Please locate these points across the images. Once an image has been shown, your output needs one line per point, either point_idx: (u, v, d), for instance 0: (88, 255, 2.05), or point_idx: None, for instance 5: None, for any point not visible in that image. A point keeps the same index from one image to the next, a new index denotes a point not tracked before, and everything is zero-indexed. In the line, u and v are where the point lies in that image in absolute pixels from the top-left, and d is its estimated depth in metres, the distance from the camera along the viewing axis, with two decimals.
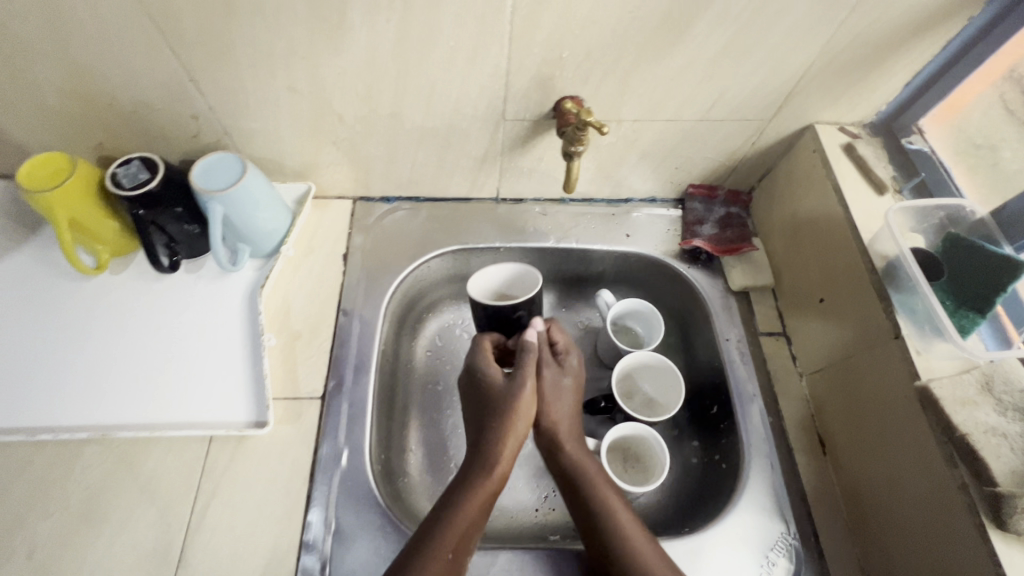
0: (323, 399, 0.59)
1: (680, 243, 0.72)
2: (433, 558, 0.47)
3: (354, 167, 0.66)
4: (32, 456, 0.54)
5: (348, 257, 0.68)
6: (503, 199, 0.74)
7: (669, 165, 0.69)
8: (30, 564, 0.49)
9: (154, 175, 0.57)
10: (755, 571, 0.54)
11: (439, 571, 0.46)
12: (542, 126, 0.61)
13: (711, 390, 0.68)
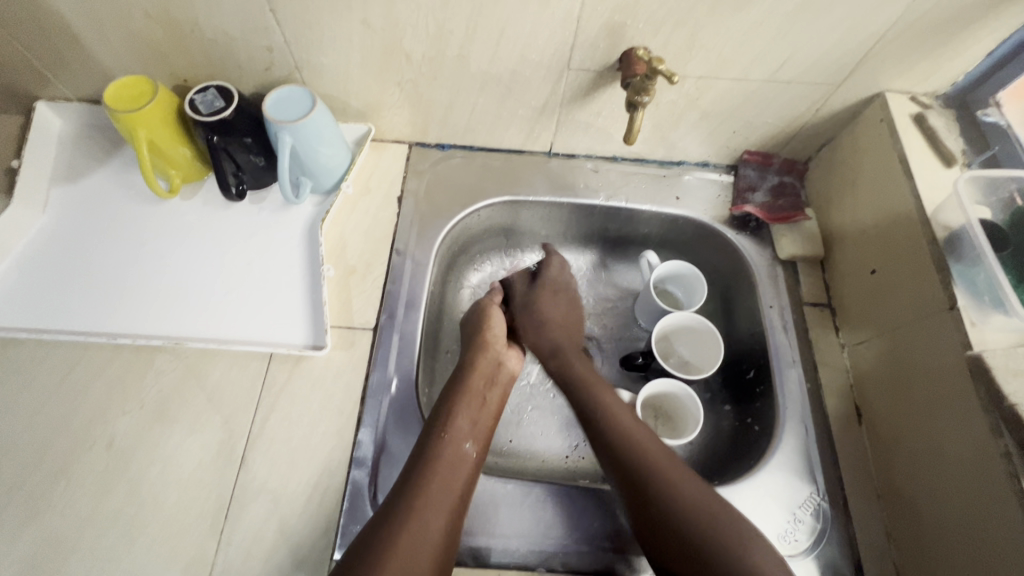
0: (375, 330, 0.62)
1: (730, 209, 0.72)
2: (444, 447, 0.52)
3: (414, 110, 0.68)
4: (111, 359, 0.58)
5: (403, 199, 0.70)
6: (556, 154, 0.74)
7: (727, 128, 0.69)
8: (110, 452, 0.54)
9: (229, 103, 0.59)
10: (781, 525, 0.55)
11: (450, 459, 0.52)
12: (605, 78, 0.61)
13: (749, 356, 0.69)
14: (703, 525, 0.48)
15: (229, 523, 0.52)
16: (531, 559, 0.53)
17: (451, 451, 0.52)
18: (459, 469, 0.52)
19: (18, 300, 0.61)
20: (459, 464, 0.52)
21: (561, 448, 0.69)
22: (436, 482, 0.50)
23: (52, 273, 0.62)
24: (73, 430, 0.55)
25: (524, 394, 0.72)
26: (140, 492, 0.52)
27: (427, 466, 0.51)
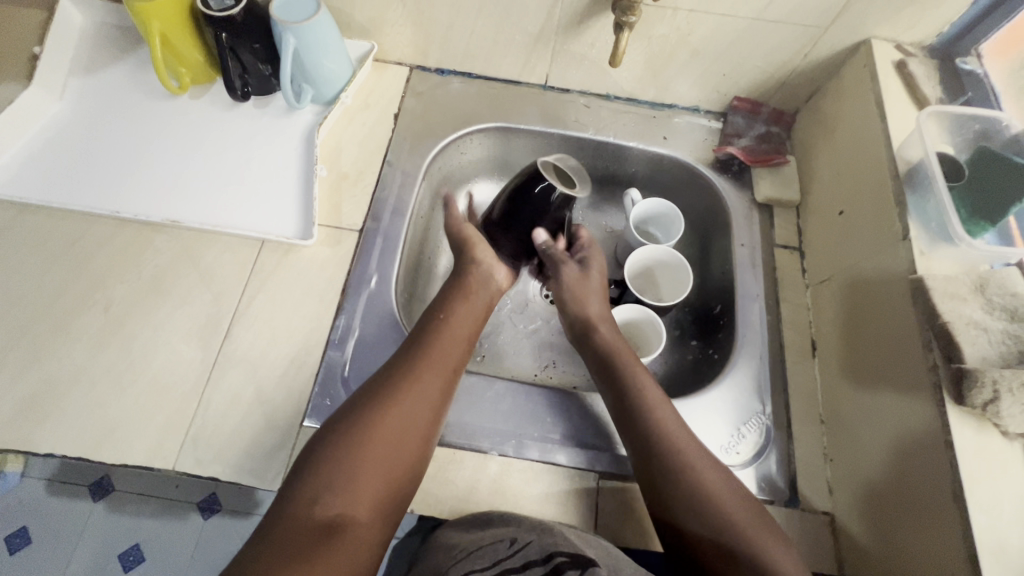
0: (361, 231, 0.65)
1: (714, 151, 0.74)
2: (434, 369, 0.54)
3: (416, 30, 0.70)
4: (115, 234, 0.63)
5: (399, 116, 0.73)
6: (551, 88, 0.77)
7: (717, 70, 0.71)
8: (107, 314, 0.58)
9: (239, 3, 0.62)
10: (724, 437, 0.59)
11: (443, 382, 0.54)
12: (599, 6, 0.63)
13: (717, 293, 0.72)
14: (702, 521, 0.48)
15: (210, 385, 0.56)
16: (487, 444, 0.56)
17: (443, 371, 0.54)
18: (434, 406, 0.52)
19: (32, 175, 0.65)
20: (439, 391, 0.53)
21: (531, 366, 0.73)
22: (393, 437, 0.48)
23: (65, 155, 0.66)
24: (74, 292, 0.59)
25: (501, 317, 0.75)
26: (131, 352, 0.57)
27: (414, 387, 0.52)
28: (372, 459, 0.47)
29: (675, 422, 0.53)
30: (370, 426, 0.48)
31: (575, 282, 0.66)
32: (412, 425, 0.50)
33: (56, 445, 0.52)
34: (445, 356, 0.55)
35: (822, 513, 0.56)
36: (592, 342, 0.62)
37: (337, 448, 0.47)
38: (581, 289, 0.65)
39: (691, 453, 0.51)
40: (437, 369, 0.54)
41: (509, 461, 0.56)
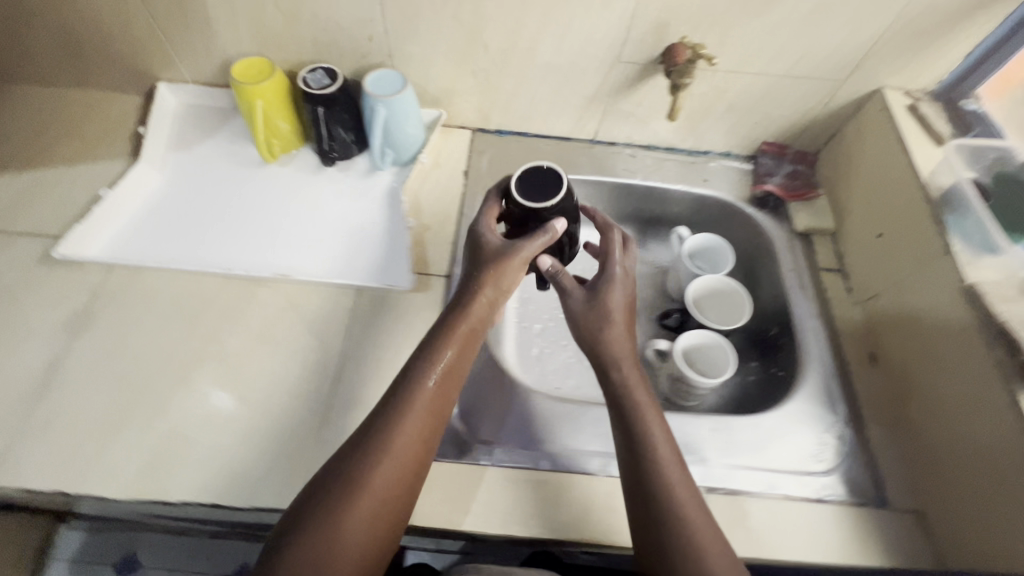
0: (448, 276, 0.71)
1: (752, 190, 0.83)
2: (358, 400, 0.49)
3: (482, 97, 0.79)
4: (221, 291, 0.67)
5: (468, 173, 0.81)
6: (599, 142, 0.86)
7: (748, 120, 0.80)
8: (223, 365, 0.62)
9: (335, 81, 0.71)
10: (807, 447, 0.63)
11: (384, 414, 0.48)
12: (649, 70, 0.73)
13: (772, 316, 0.78)
14: None
15: (328, 426, 0.59)
16: (592, 466, 0.60)
17: (421, 407, 0.48)
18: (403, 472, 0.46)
19: (144, 240, 0.70)
20: (397, 443, 0.46)
21: None
22: (357, 510, 0.44)
23: (171, 222, 0.72)
24: (190, 346, 0.63)
25: None
26: (250, 399, 0.60)
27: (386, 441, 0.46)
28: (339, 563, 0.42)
29: (677, 477, 0.48)
30: (340, 512, 0.43)
31: (577, 306, 0.57)
32: (381, 520, 0.45)
33: (188, 493, 0.54)
34: (425, 421, 0.48)
35: (912, 513, 0.59)
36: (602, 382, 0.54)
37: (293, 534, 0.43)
38: (603, 312, 0.55)
39: (692, 522, 0.46)
40: (416, 441, 0.47)
41: (615, 482, 0.59)
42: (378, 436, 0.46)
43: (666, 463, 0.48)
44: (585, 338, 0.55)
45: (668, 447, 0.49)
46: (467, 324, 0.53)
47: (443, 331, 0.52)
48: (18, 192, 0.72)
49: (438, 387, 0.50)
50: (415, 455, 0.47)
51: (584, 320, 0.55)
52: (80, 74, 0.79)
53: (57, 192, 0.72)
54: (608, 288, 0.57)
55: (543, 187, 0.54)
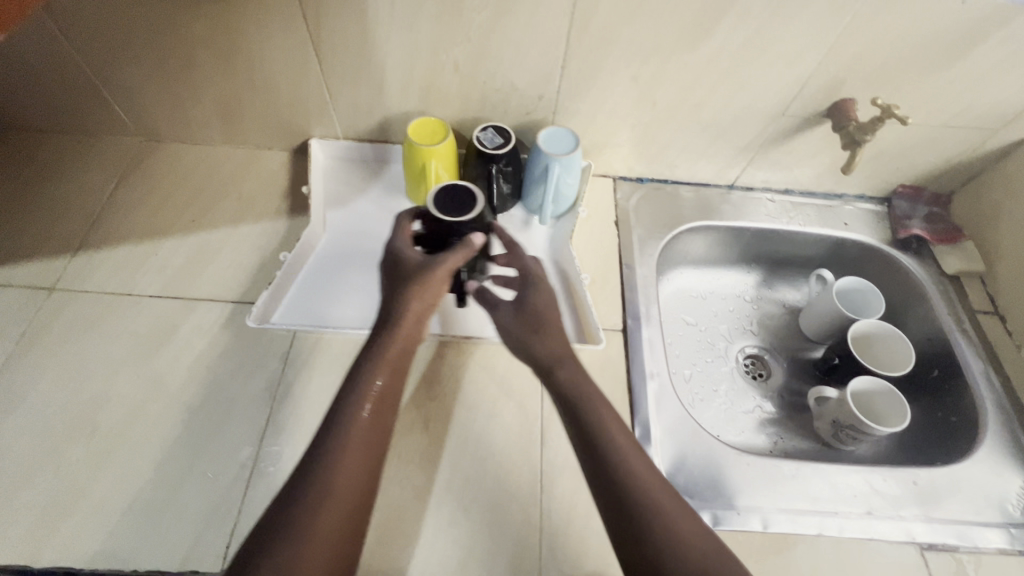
0: (624, 330, 0.70)
1: (895, 233, 0.84)
2: (355, 407, 0.47)
3: (633, 148, 0.80)
4: (408, 353, 0.66)
5: (619, 223, 0.81)
6: (736, 188, 0.88)
7: (891, 166, 0.82)
8: (427, 432, 0.61)
9: (508, 140, 0.71)
10: (1005, 497, 0.63)
11: (365, 419, 0.47)
12: (811, 122, 0.74)
13: (928, 359, 0.79)
14: None
15: (546, 494, 0.58)
16: (810, 528, 0.59)
17: (363, 417, 0.46)
18: (352, 479, 0.44)
19: (327, 304, 0.69)
20: (350, 446, 0.45)
21: (764, 443, 0.79)
22: (324, 513, 0.41)
23: (349, 284, 0.72)
24: None
25: (724, 401, 0.83)
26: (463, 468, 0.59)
27: (333, 440, 0.45)
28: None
29: (669, 501, 0.45)
30: (303, 511, 0.41)
31: (541, 304, 0.60)
32: (344, 535, 0.42)
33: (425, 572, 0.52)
34: (368, 445, 0.46)
35: None
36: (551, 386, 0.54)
37: (278, 528, 0.40)
38: (535, 320, 0.58)
39: (676, 543, 0.42)
40: (359, 468, 0.44)
41: (836, 542, 0.59)
42: (326, 458, 0.44)
43: (630, 464, 0.47)
44: (517, 347, 0.58)
45: (630, 441, 0.49)
46: (394, 350, 0.52)
47: (371, 358, 0.51)
48: (188, 255, 0.71)
49: (376, 413, 0.48)
50: (367, 460, 0.45)
51: (515, 333, 0.59)
52: (234, 131, 0.80)
53: (227, 255, 0.72)
54: (534, 292, 0.60)
55: (460, 205, 0.57)
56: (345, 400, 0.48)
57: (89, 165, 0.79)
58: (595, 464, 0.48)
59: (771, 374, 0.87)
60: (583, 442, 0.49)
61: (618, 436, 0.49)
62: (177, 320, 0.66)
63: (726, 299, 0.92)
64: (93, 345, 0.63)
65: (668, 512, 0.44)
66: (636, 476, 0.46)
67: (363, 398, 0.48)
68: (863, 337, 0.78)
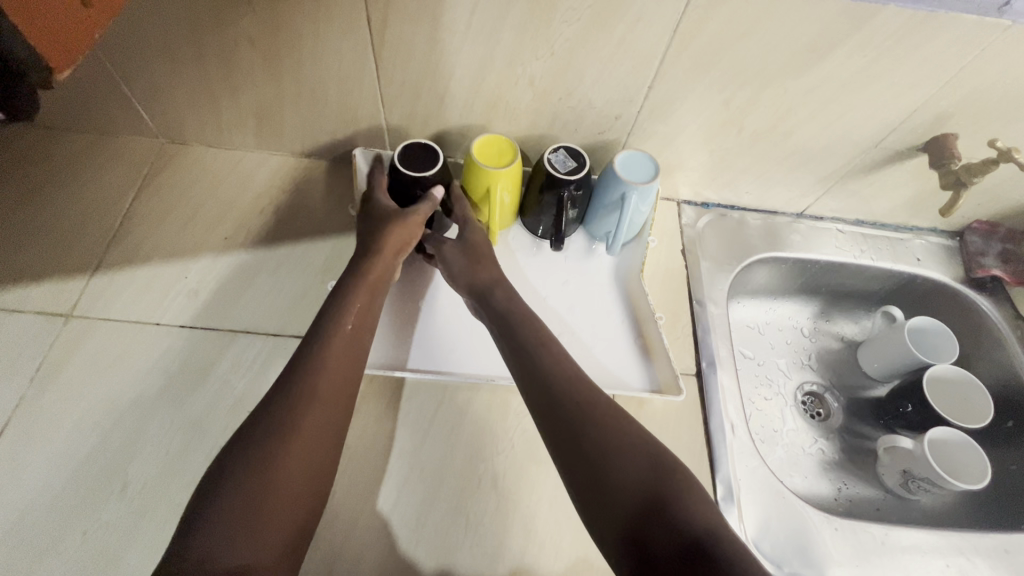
0: (699, 375, 0.66)
1: (969, 271, 0.80)
2: (337, 329, 0.51)
3: (706, 173, 0.75)
4: (471, 399, 0.62)
5: (686, 252, 0.76)
6: (804, 216, 0.83)
7: (973, 202, 0.77)
8: (497, 490, 0.57)
9: (580, 163, 0.64)
10: None
11: (341, 338, 0.50)
12: (903, 155, 0.69)
13: (1000, 407, 0.76)
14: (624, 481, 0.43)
15: None
16: None
17: (341, 334, 0.51)
18: (328, 394, 0.47)
19: (383, 345, 0.63)
20: (323, 359, 0.48)
21: (828, 491, 0.75)
22: (304, 424, 0.44)
23: (408, 321, 0.66)
24: (456, 467, 0.57)
25: (786, 445, 0.78)
26: (536, 531, 0.55)
27: (316, 357, 0.48)
28: (276, 487, 0.41)
29: (601, 396, 0.49)
30: (291, 421, 0.44)
31: (479, 241, 0.64)
32: (317, 445, 0.44)
33: None
34: (344, 362, 0.49)
35: None
36: (488, 304, 0.59)
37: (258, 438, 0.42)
38: (476, 252, 0.63)
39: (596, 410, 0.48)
40: (338, 381, 0.48)
41: None
42: (307, 367, 0.47)
43: (569, 368, 0.52)
44: (461, 283, 0.62)
45: (566, 352, 0.54)
46: (374, 278, 0.57)
47: (352, 284, 0.55)
48: (221, 279, 0.64)
49: (355, 332, 0.52)
50: (342, 377, 0.48)
51: (458, 266, 0.62)
52: (270, 136, 0.72)
53: (267, 279, 0.65)
54: (474, 231, 0.64)
55: (426, 160, 0.62)
56: (326, 319, 0.52)
57: (106, 168, 0.71)
58: (521, 358, 0.53)
59: (831, 414, 0.83)
60: (511, 342, 0.55)
61: (556, 348, 0.54)
62: (214, 355, 0.59)
63: (784, 331, 0.87)
64: (120, 384, 0.56)
65: (588, 390, 0.50)
66: (573, 376, 0.51)
67: (346, 318, 0.52)
68: (938, 385, 0.75)
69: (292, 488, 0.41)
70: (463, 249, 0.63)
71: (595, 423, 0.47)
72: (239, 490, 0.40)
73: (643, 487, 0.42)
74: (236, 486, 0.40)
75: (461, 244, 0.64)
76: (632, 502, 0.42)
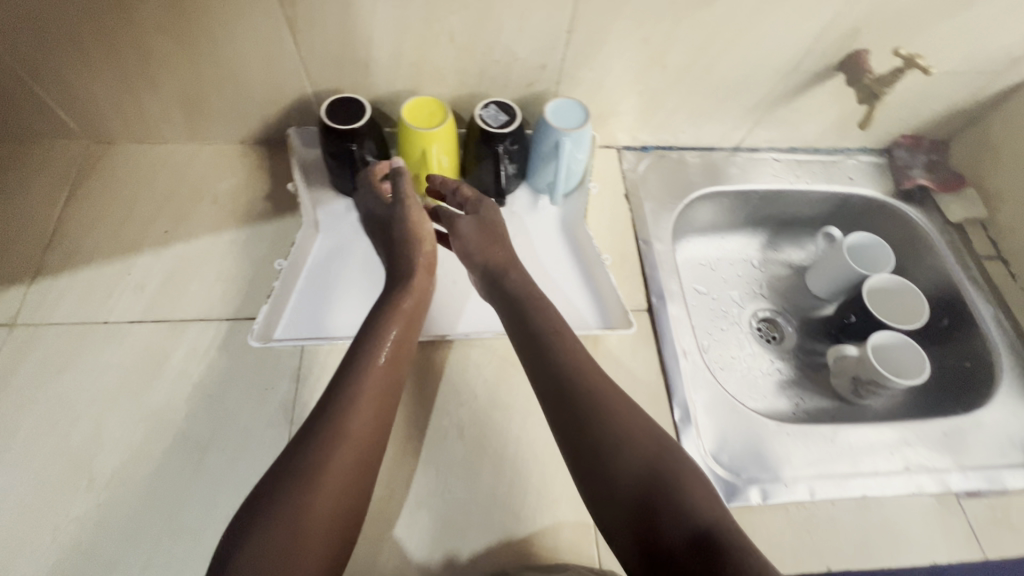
0: (650, 310, 0.68)
1: (899, 184, 0.84)
2: (369, 360, 0.51)
3: (640, 116, 0.76)
4: (432, 356, 0.63)
5: (629, 196, 0.78)
6: (740, 149, 0.85)
7: (898, 116, 0.80)
8: (465, 440, 0.59)
9: (512, 116, 0.65)
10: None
11: (372, 371, 0.50)
12: (821, 77, 0.71)
13: (937, 309, 0.80)
14: (641, 497, 0.43)
15: None
16: (856, 492, 0.60)
17: (375, 368, 0.51)
18: (356, 431, 0.47)
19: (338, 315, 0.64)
20: (353, 399, 0.48)
21: (785, 407, 0.79)
22: (330, 465, 0.44)
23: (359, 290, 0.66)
24: (424, 423, 0.59)
25: (744, 369, 0.82)
26: (506, 473, 0.57)
27: (349, 392, 0.48)
28: (301, 536, 0.41)
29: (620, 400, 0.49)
30: (321, 461, 0.44)
31: (495, 218, 0.65)
32: (344, 485, 0.45)
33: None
34: (374, 400, 0.49)
35: None
36: (502, 285, 0.60)
37: (286, 479, 0.43)
38: (491, 230, 0.64)
39: (608, 398, 0.49)
40: (367, 419, 0.47)
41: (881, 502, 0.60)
42: (337, 407, 0.47)
43: (592, 371, 0.51)
44: (478, 261, 0.63)
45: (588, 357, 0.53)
46: (413, 303, 0.57)
47: (387, 312, 0.56)
48: (167, 271, 0.64)
49: (389, 364, 0.52)
50: (369, 415, 0.48)
51: (474, 243, 0.63)
52: (199, 125, 0.71)
53: (213, 266, 0.64)
54: (489, 210, 0.65)
55: (354, 116, 0.63)
56: (359, 351, 0.52)
57: (32, 175, 0.69)
58: (539, 358, 0.53)
59: (786, 337, 0.86)
60: (526, 343, 0.55)
61: (574, 346, 0.54)
62: (168, 344, 0.59)
63: (735, 263, 0.91)
64: (74, 384, 0.56)
65: (598, 381, 0.50)
66: (591, 377, 0.51)
67: (378, 349, 0.52)
68: (877, 294, 0.79)
69: (317, 534, 0.42)
70: (476, 225, 0.64)
71: (612, 429, 0.47)
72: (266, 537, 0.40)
73: (639, 481, 0.44)
74: (266, 530, 0.40)
75: (472, 220, 0.64)
76: (640, 517, 0.42)
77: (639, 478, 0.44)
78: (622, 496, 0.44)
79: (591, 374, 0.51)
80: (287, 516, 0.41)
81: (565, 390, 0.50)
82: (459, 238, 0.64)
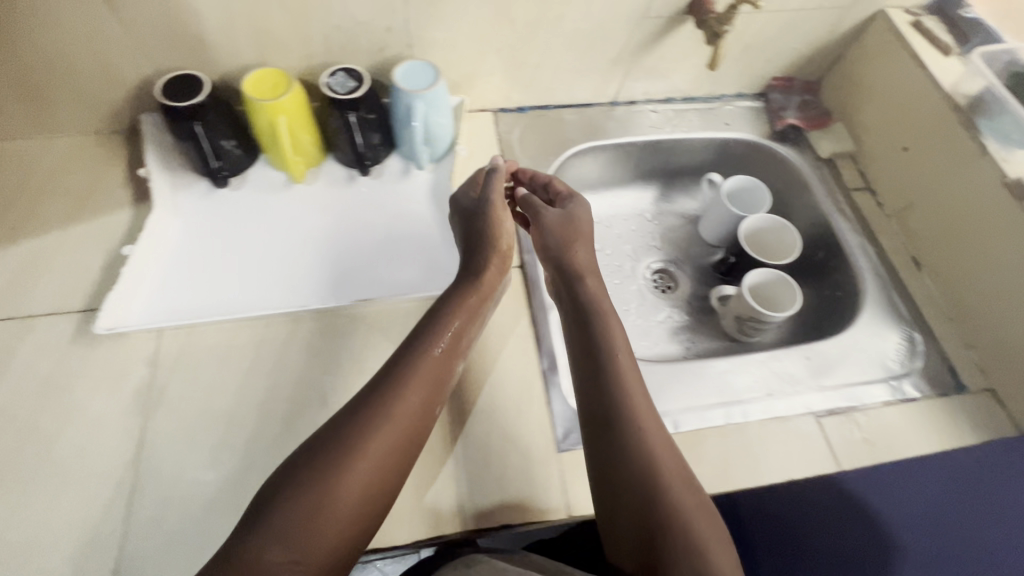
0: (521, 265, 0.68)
1: (773, 125, 0.86)
2: (425, 353, 0.51)
3: (505, 76, 0.76)
4: (296, 328, 0.62)
5: (503, 157, 0.78)
6: (618, 103, 0.86)
7: (762, 57, 0.82)
8: (328, 408, 0.57)
9: (361, 83, 0.65)
10: (888, 350, 0.69)
11: (429, 364, 0.51)
12: (673, 22, 0.72)
13: (816, 242, 0.82)
14: (655, 501, 0.46)
15: (458, 442, 0.56)
16: (718, 419, 0.62)
17: (432, 359, 0.51)
18: (403, 424, 0.47)
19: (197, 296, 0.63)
20: (406, 395, 0.48)
21: (677, 351, 0.81)
22: (363, 457, 0.44)
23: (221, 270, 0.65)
24: (285, 396, 0.58)
25: (636, 318, 0.83)
26: None
27: (397, 385, 0.48)
28: (324, 522, 0.41)
29: (648, 411, 0.51)
30: (366, 443, 0.44)
31: (580, 213, 0.65)
32: (383, 477, 0.45)
33: None
34: (425, 399, 0.49)
35: (984, 390, 0.66)
36: (576, 287, 0.60)
37: (332, 454, 0.44)
38: (573, 227, 0.64)
39: (636, 396, 0.51)
40: (413, 414, 0.48)
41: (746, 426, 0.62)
42: (378, 401, 0.47)
43: (626, 369, 0.53)
44: (548, 255, 0.63)
45: (630, 360, 0.54)
46: (477, 298, 0.58)
47: (452, 304, 0.56)
48: (13, 268, 0.62)
49: (444, 356, 0.52)
50: (415, 416, 0.48)
51: (551, 238, 0.63)
52: (44, 118, 0.68)
53: (63, 260, 0.63)
54: (578, 205, 0.66)
55: (186, 93, 0.61)
56: (424, 341, 0.52)
57: None
58: (586, 358, 0.54)
59: (681, 284, 0.87)
60: (580, 342, 0.56)
61: (621, 342, 0.55)
62: (14, 342, 0.58)
63: (628, 218, 0.92)
64: None
65: (632, 384, 0.52)
66: (624, 377, 0.52)
67: (432, 343, 0.52)
68: (751, 233, 0.82)
69: (334, 527, 0.42)
70: (561, 221, 0.64)
71: (644, 433, 0.49)
72: (292, 512, 0.41)
73: (643, 480, 0.47)
74: (299, 503, 0.41)
75: (561, 213, 0.64)
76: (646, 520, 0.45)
77: (661, 481, 0.46)
78: (636, 495, 0.46)
79: (623, 373, 0.52)
80: (311, 495, 0.42)
81: (603, 388, 0.52)
82: (540, 232, 0.64)
